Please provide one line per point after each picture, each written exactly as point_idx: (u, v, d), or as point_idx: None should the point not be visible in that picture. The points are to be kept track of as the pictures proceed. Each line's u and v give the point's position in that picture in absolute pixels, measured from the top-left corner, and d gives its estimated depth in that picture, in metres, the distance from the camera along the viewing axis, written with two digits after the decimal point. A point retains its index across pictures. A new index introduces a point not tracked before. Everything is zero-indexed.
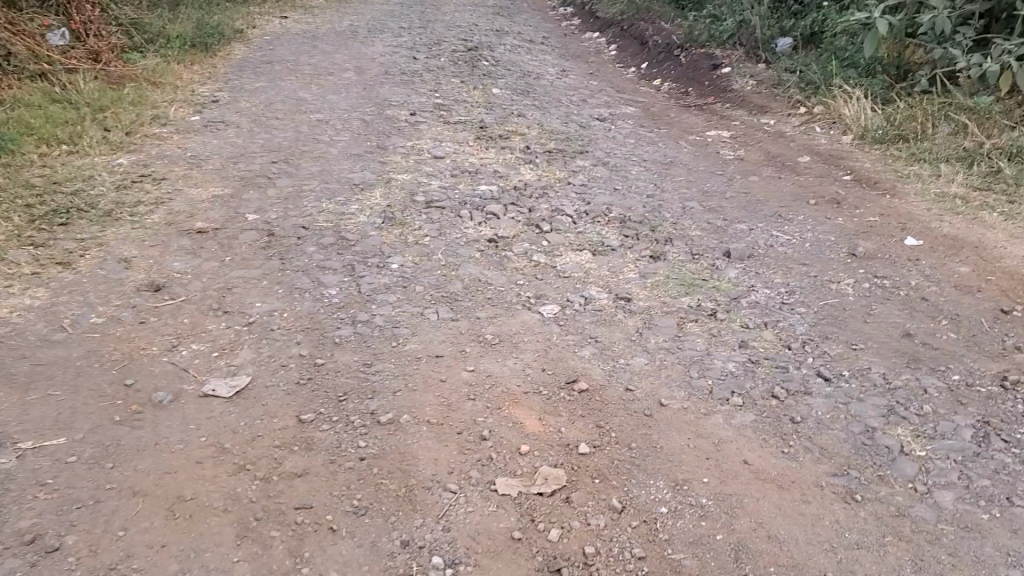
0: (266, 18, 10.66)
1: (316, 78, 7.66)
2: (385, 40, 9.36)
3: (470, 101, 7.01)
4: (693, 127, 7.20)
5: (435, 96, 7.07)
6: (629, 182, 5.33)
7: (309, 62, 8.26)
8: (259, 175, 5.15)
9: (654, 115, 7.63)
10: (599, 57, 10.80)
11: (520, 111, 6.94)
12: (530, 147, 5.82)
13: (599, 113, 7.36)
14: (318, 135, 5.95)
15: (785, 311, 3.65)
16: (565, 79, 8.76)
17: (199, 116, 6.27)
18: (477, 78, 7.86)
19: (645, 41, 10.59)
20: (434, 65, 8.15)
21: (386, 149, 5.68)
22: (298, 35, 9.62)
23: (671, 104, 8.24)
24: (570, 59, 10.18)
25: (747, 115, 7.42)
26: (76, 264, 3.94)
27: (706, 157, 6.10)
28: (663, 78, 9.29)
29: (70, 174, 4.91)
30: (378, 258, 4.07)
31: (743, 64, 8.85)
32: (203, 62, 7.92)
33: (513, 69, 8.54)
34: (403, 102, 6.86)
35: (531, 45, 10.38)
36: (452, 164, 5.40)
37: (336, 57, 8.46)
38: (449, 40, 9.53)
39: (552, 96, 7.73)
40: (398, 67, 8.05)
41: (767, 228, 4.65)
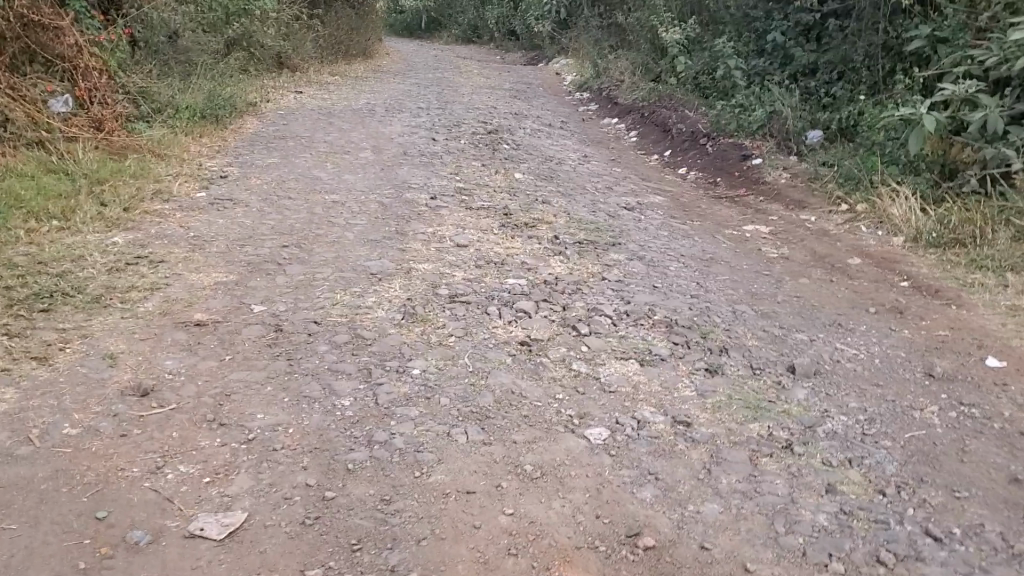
0: (280, 93, 10.40)
1: (330, 155, 7.30)
2: (402, 119, 9.05)
3: (493, 185, 6.62)
4: (728, 220, 6.79)
5: (457, 180, 6.69)
6: (671, 279, 4.85)
7: (324, 139, 7.92)
8: (266, 259, 4.71)
9: (685, 206, 7.23)
10: (621, 142, 10.50)
11: (547, 197, 6.53)
12: (559, 237, 5.37)
13: (628, 202, 6.96)
14: (333, 217, 5.53)
15: (869, 445, 3.16)
16: (589, 164, 8.40)
17: (205, 192, 5.87)
18: (499, 161, 7.51)
19: (669, 128, 10.27)
20: (454, 148, 7.81)
21: (406, 235, 5.24)
22: (313, 111, 9.33)
23: (700, 193, 7.84)
24: (592, 144, 9.86)
25: (784, 210, 7.02)
26: (54, 359, 3.47)
27: (747, 254, 5.66)
28: (690, 167, 8.93)
29: (59, 253, 4.47)
30: (396, 362, 3.52)
31: (775, 155, 8.49)
32: (212, 135, 7.58)
33: (536, 153, 8.20)
34: (422, 184, 6.47)
35: (551, 129, 10.08)
36: (476, 254, 4.94)
37: (352, 135, 8.13)
38: (468, 122, 9.23)
39: (577, 181, 7.35)
40: (417, 148, 7.70)
41: (831, 341, 4.15)
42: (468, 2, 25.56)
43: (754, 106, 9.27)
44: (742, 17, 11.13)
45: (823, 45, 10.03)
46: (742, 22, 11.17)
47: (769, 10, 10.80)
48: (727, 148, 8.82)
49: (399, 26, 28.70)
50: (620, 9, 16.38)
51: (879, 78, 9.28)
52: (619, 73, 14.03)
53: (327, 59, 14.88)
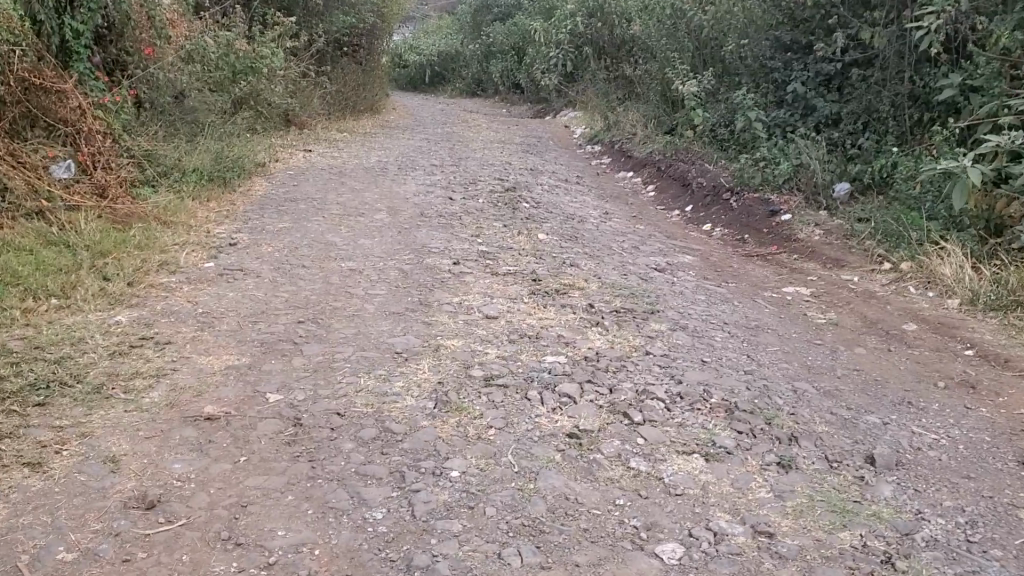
0: (289, 152, 10.13)
1: (343, 218, 6.97)
2: (416, 178, 8.74)
3: (517, 247, 6.27)
4: (765, 282, 6.42)
5: (478, 242, 6.35)
6: (720, 353, 4.47)
7: (336, 200, 7.60)
8: (281, 337, 4.34)
9: (717, 266, 6.86)
10: (639, 197, 10.19)
11: (574, 258, 6.17)
12: (593, 306, 4.99)
13: (657, 263, 6.61)
14: (351, 287, 5.16)
15: (978, 554, 2.76)
16: (611, 222, 8.07)
17: (214, 262, 5.54)
18: (519, 220, 7.16)
19: (689, 182, 9.95)
20: (473, 207, 7.49)
21: (430, 306, 4.86)
22: (323, 171, 9.03)
23: (730, 251, 7.47)
24: (610, 200, 9.53)
25: (823, 269, 6.66)
26: (49, 464, 3.09)
27: (793, 320, 5.29)
28: (715, 223, 8.59)
29: (57, 336, 4.12)
30: (432, 462, 3.12)
31: (804, 210, 8.15)
32: (220, 198, 7.28)
33: (556, 211, 7.87)
34: (441, 248, 6.11)
35: (568, 185, 9.77)
36: (508, 326, 4.54)
37: (365, 196, 7.83)
38: (484, 179, 8.93)
39: (602, 241, 6.99)
40: (434, 209, 7.36)
41: (906, 424, 3.76)
42: (472, 56, 25.47)
43: (779, 159, 8.97)
44: (759, 68, 10.90)
45: (845, 95, 9.78)
46: (759, 73, 10.94)
47: (787, 60, 10.57)
48: (754, 203, 8.47)
49: (404, 80, 28.61)
50: (628, 61, 16.18)
51: (906, 128, 9.01)
52: (631, 125, 13.76)
53: (335, 115, 14.67)
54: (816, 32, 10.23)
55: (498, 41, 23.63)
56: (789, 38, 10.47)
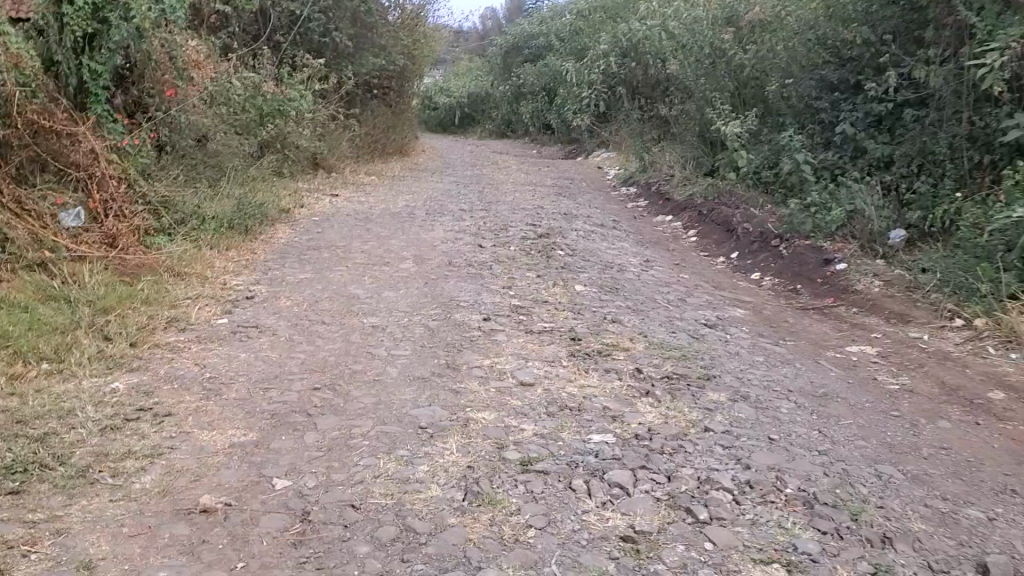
0: (314, 196, 9.77)
1: (368, 268, 6.53)
2: (446, 224, 8.31)
3: (553, 300, 5.79)
4: (825, 339, 5.88)
5: (511, 293, 5.88)
6: (787, 429, 3.94)
7: (362, 248, 7.18)
8: (293, 408, 3.88)
9: (770, 320, 6.33)
10: (679, 242, 9.70)
11: (616, 313, 5.68)
12: (641, 369, 4.49)
13: (706, 317, 6.09)
14: (372, 346, 4.70)
15: None
16: (653, 270, 7.58)
17: (227, 318, 5.11)
18: (556, 269, 6.68)
19: (732, 228, 9.44)
20: (505, 255, 7.03)
21: (459, 368, 4.37)
22: (350, 216, 8.64)
23: (782, 304, 6.94)
24: (650, 246, 9.04)
25: (887, 325, 6.12)
26: (15, 571, 2.64)
27: (863, 386, 4.76)
28: (763, 271, 8.07)
29: (44, 407, 3.69)
30: (461, 572, 2.64)
31: (860, 259, 7.62)
32: (239, 246, 6.90)
33: (594, 259, 7.40)
34: (472, 301, 5.64)
35: (605, 230, 9.30)
36: (547, 396, 4.05)
37: (392, 243, 7.41)
38: (517, 224, 8.49)
39: (645, 292, 6.49)
40: (464, 257, 6.90)
41: (1014, 520, 3.21)
42: (502, 97, 25.23)
43: (831, 203, 8.46)
44: (804, 109, 10.42)
45: (898, 137, 9.28)
46: (804, 114, 10.47)
47: (835, 101, 10.10)
48: (805, 251, 7.94)
49: (434, 122, 28.43)
50: (663, 101, 15.77)
51: (964, 171, 8.48)
52: (668, 167, 13.29)
53: (363, 158, 14.35)
54: (865, 71, 9.75)
55: (529, 82, 23.37)
56: (836, 78, 10.00)
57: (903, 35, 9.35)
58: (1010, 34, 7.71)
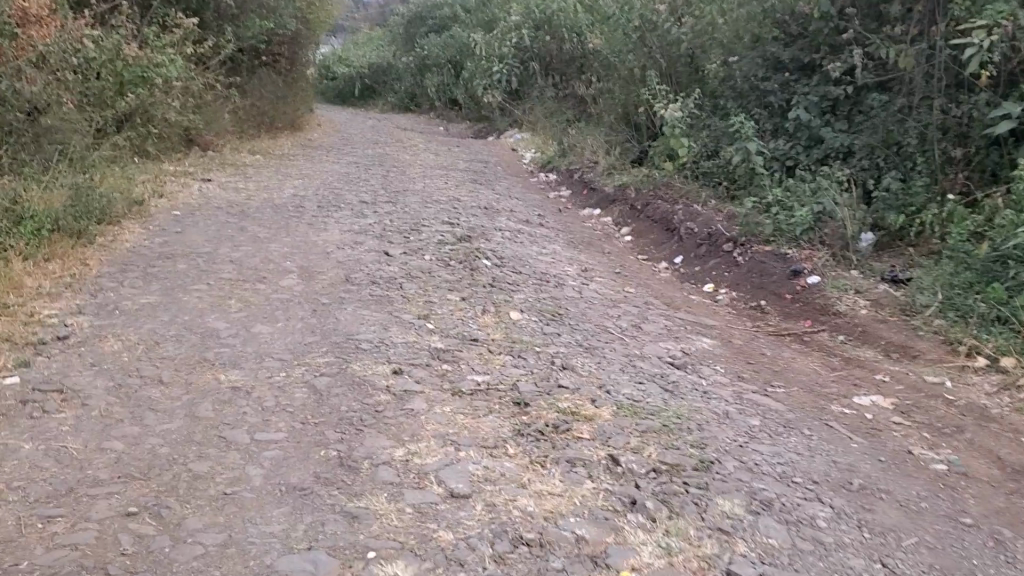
0: (183, 183, 8.13)
1: (236, 288, 5.03)
2: (341, 223, 6.81)
3: (483, 337, 4.43)
4: (822, 384, 4.67)
5: (428, 327, 4.49)
6: (843, 566, 2.69)
7: (232, 257, 5.65)
8: (87, 560, 2.42)
9: (746, 354, 5.11)
10: (611, 241, 8.46)
11: (565, 355, 4.36)
12: (616, 458, 3.17)
13: (671, 355, 4.82)
14: (231, 428, 3.26)
15: None
16: (593, 285, 6.28)
17: (19, 376, 3.59)
18: (481, 289, 5.31)
19: (675, 227, 8.23)
20: (417, 266, 5.62)
21: (360, 468, 2.98)
22: (222, 209, 7.09)
23: (752, 329, 5.74)
24: (582, 248, 7.76)
25: (891, 363, 4.98)
26: None
27: (906, 469, 3.56)
28: (717, 283, 6.87)
29: None
30: None
31: (834, 269, 6.48)
32: (66, 255, 5.32)
33: (524, 271, 6.07)
34: (373, 341, 4.21)
35: (530, 229, 7.97)
36: (494, 520, 2.70)
37: (273, 249, 5.91)
38: (429, 223, 7.08)
39: (591, 319, 5.19)
40: (364, 271, 5.44)
41: None
42: (405, 70, 23.58)
43: (793, 203, 7.30)
44: (750, 91, 9.24)
45: (858, 123, 8.17)
46: (748, 97, 9.29)
47: (785, 82, 8.94)
48: (768, 259, 6.77)
49: (332, 93, 26.65)
50: (581, 79, 14.50)
51: (936, 165, 7.43)
52: (591, 152, 11.99)
53: (248, 134, 12.64)
54: (820, 49, 8.61)
55: (434, 54, 21.83)
56: (787, 56, 8.83)
57: (866, 9, 8.23)
58: (998, 9, 6.79)
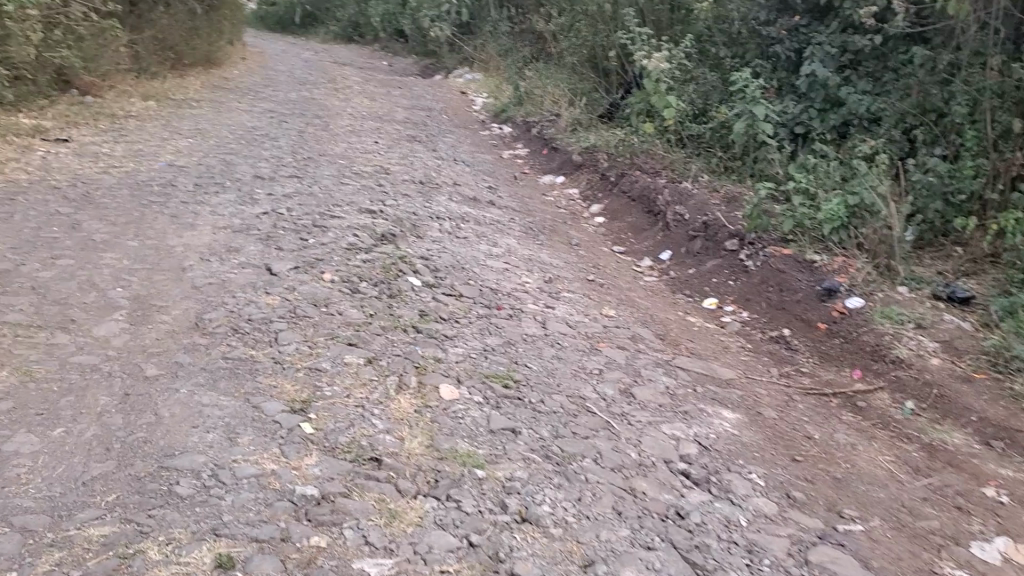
0: (24, 145, 6.24)
1: (16, 345, 3.27)
2: (219, 213, 5.04)
3: (393, 450, 2.76)
4: (910, 509, 3.10)
5: (304, 431, 2.80)
6: None
7: (38, 277, 3.87)
8: None
9: (786, 440, 3.51)
10: (580, 228, 6.80)
11: (525, 482, 2.71)
12: None
13: (683, 454, 3.20)
14: None
15: None
16: (561, 306, 4.62)
17: None
18: (400, 337, 3.61)
19: (659, 210, 6.57)
20: (310, 295, 3.92)
21: None
22: (61, 188, 5.26)
23: (780, 381, 4.13)
24: (543, 241, 6.07)
25: (996, 459, 3.45)
26: None
27: None
28: (721, 296, 5.25)
29: None
30: None
31: (879, 284, 4.88)
32: None
33: (466, 291, 4.40)
34: (200, 476, 2.51)
35: (478, 213, 6.26)
36: None
37: (107, 261, 4.14)
38: (342, 212, 5.35)
39: (560, 384, 3.53)
40: (227, 308, 3.72)
41: None
42: None
43: (817, 190, 5.64)
44: (750, 38, 7.44)
45: (886, 83, 6.37)
46: (748, 46, 7.50)
47: (793, 28, 7.12)
48: (788, 267, 5.14)
49: (272, 20, 24.40)
50: (540, 13, 12.69)
51: (988, 141, 5.60)
52: (552, 102, 10.18)
53: (147, 73, 10.63)
54: None
55: None
56: None
57: None
58: None
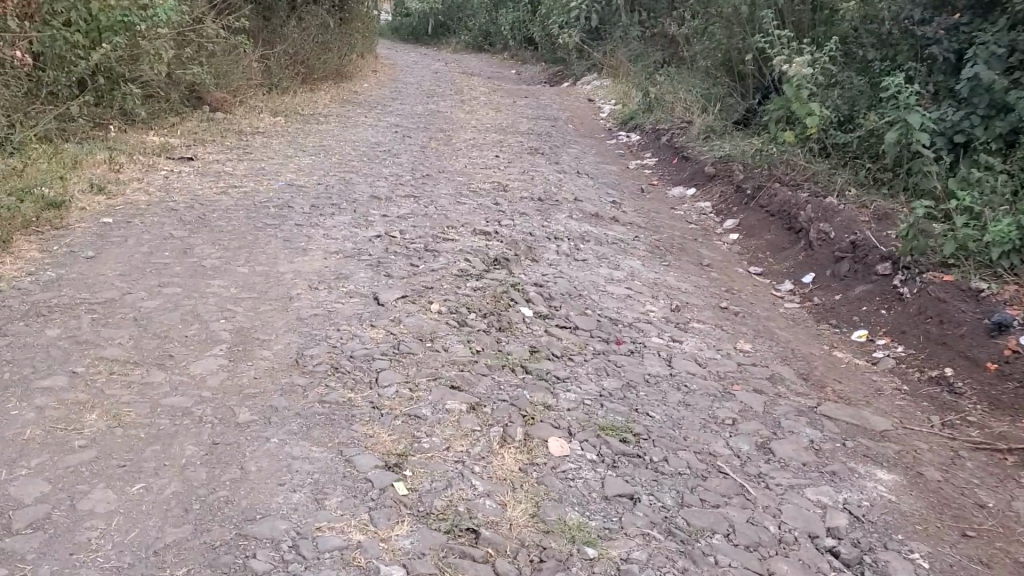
0: (147, 165, 6.24)
1: (109, 385, 3.12)
2: (331, 236, 4.86)
3: (496, 519, 2.45)
4: None
5: (398, 493, 2.52)
6: None
7: (140, 308, 3.74)
8: None
9: (953, 509, 3.02)
10: (712, 246, 6.35)
11: (646, 565, 2.35)
12: None
13: (830, 527, 2.77)
14: None
15: None
16: (689, 338, 4.21)
17: None
18: (509, 378, 3.31)
19: (800, 228, 6.05)
20: (416, 329, 3.66)
21: None
22: (176, 209, 5.18)
23: (944, 432, 3.62)
24: (671, 262, 5.65)
25: None
26: None
27: None
28: (871, 327, 4.73)
29: None
30: None
31: None
32: None
33: (584, 322, 4.06)
34: (280, 549, 2.26)
35: (602, 232, 5.90)
36: None
37: (212, 290, 3.99)
38: (457, 233, 5.09)
39: (688, 435, 3.15)
40: (329, 343, 3.49)
41: None
42: (480, 5, 21.35)
43: (982, 208, 5.02)
44: (902, 38, 6.81)
45: None
46: (900, 47, 6.86)
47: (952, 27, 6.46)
48: (950, 295, 4.57)
49: (405, 31, 24.66)
50: (671, 16, 12.22)
51: None
52: (682, 109, 9.71)
53: (279, 88, 10.61)
54: None
55: None
56: None
57: None
58: None
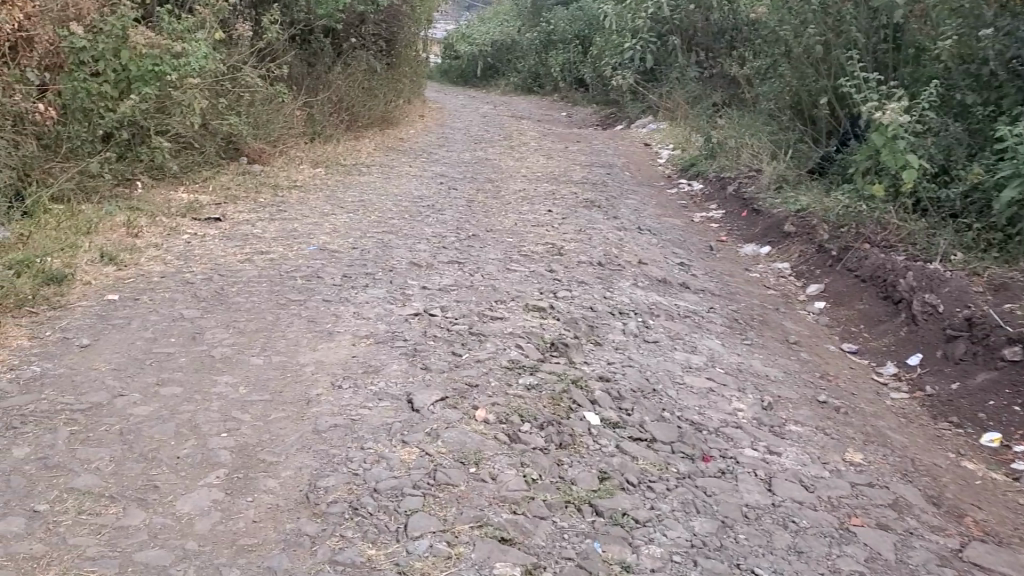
0: (170, 228, 5.68)
1: (73, 531, 2.48)
2: (362, 316, 4.22)
3: None
4: None
5: None
6: None
7: (130, 417, 3.12)
8: None
9: None
10: (795, 317, 5.60)
11: None
12: None
13: None
14: None
15: None
16: (789, 447, 3.47)
17: None
18: (574, 524, 2.62)
19: (900, 297, 5.28)
20: (456, 447, 2.98)
21: None
22: (193, 283, 4.59)
23: None
24: (751, 339, 4.92)
25: None
26: None
27: None
28: (1004, 428, 3.95)
29: None
30: None
31: None
32: None
33: (661, 431, 3.34)
34: None
35: (671, 302, 5.19)
36: None
37: (218, 391, 3.36)
38: (506, 310, 4.42)
39: None
40: (349, 469, 2.83)
41: None
42: (530, 46, 20.87)
43: None
44: (1008, 80, 6.02)
45: None
46: (1006, 91, 6.06)
47: None
48: None
49: (454, 73, 24.32)
50: (734, 56, 11.54)
51: None
52: (749, 156, 8.99)
53: (321, 137, 10.15)
54: None
55: (560, 28, 19.32)
56: None
57: None
58: None
